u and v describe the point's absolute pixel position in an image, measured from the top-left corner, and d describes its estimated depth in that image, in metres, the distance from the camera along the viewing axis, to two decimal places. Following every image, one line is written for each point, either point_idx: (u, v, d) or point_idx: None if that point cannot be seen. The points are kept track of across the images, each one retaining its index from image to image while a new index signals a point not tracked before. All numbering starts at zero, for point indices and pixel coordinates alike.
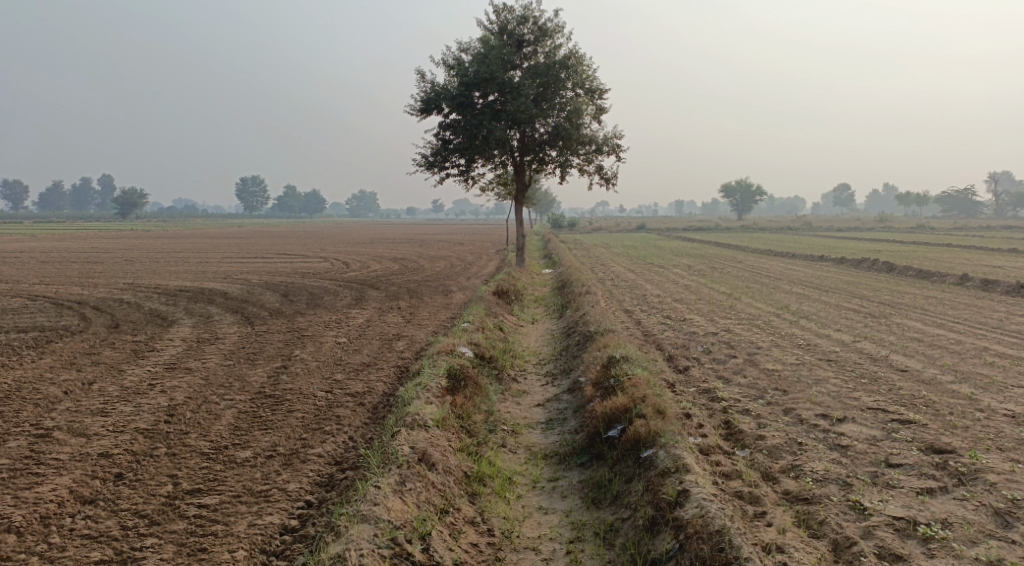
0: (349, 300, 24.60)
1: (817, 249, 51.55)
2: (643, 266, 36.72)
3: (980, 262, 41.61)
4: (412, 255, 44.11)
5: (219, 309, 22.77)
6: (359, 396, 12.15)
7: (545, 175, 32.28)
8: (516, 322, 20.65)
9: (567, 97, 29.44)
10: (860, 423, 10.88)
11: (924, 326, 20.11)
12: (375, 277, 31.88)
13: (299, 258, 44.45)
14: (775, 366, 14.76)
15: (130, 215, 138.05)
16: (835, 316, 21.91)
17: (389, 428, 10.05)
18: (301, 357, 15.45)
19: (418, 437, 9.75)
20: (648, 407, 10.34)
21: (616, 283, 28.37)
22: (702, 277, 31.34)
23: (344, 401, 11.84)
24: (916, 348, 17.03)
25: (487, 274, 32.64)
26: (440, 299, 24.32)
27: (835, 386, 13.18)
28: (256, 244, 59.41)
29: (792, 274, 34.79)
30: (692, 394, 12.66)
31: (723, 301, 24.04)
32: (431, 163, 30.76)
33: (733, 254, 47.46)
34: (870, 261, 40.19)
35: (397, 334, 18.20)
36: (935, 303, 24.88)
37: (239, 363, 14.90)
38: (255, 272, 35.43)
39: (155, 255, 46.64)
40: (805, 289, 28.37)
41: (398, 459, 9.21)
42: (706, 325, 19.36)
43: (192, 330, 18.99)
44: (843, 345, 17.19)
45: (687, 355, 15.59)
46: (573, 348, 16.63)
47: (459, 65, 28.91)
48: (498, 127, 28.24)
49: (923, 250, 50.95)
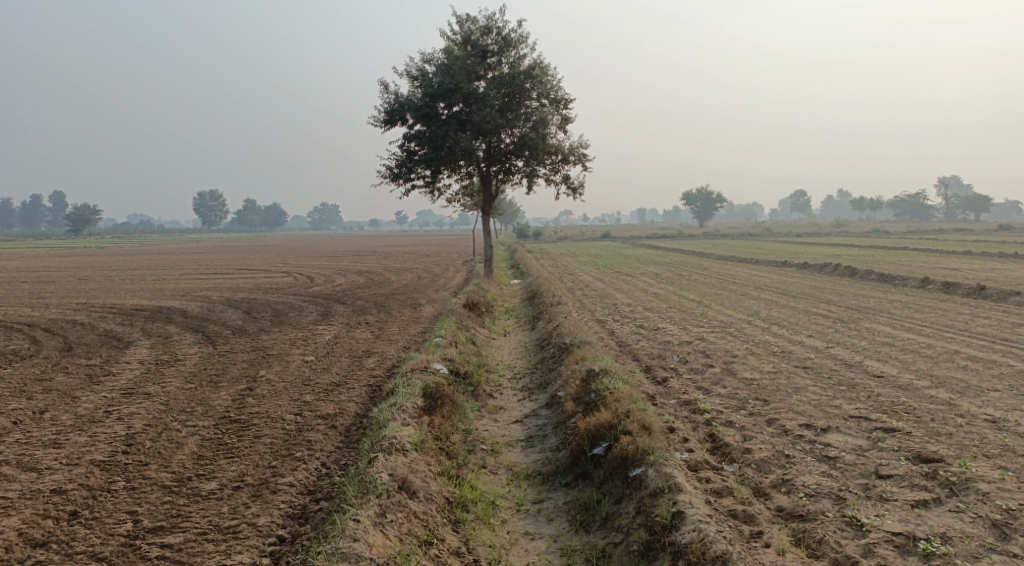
0: (315, 317, 24.08)
1: (780, 255, 51.91)
2: (610, 275, 36.60)
3: (940, 265, 42.17)
4: (377, 268, 43.57)
5: (179, 329, 22.12)
6: (330, 418, 11.70)
7: (511, 185, 32.03)
8: (487, 335, 20.30)
9: (531, 106, 29.26)
10: (845, 433, 10.72)
11: (894, 330, 20.15)
12: (340, 292, 31.34)
13: (261, 273, 43.70)
14: (753, 375, 14.59)
15: (84, 232, 135.19)
16: (806, 321, 21.90)
17: (365, 454, 9.62)
18: (267, 378, 14.95)
19: (397, 463, 9.36)
20: (633, 423, 10.06)
21: (586, 293, 28.17)
22: (669, 285, 31.28)
23: (314, 425, 11.37)
24: (890, 352, 17.00)
25: (454, 286, 32.26)
26: (408, 313, 23.90)
27: (815, 394, 13.02)
28: (215, 260, 58.36)
29: (759, 280, 34.89)
30: (673, 406, 12.41)
31: (693, 309, 23.93)
32: (396, 175, 30.33)
33: (698, 261, 47.62)
34: (833, 265, 40.48)
35: (366, 350, 17.77)
36: (902, 307, 25.02)
37: (202, 386, 14.37)
38: (215, 289, 34.67)
39: (112, 273, 45.55)
40: (773, 295, 28.42)
41: (377, 488, 8.81)
42: (680, 334, 19.19)
43: (151, 352, 18.36)
44: (817, 351, 17.10)
45: (664, 365, 15.37)
46: (548, 361, 16.33)
47: (423, 76, 28.56)
48: (463, 138, 27.95)
49: (882, 254, 51.59)
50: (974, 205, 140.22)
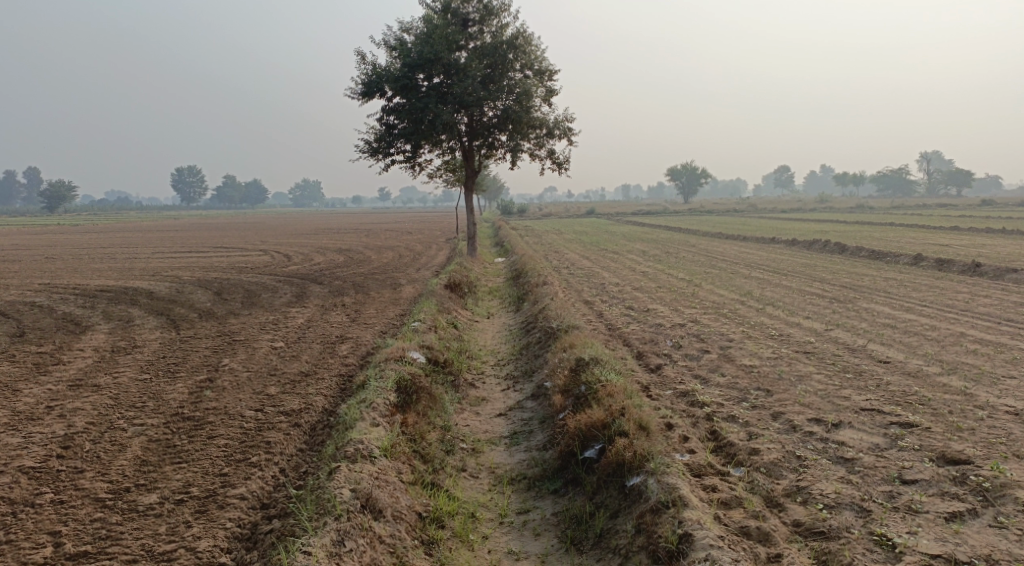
0: (289, 298, 22.97)
1: (766, 231, 50.96)
2: (596, 253, 35.59)
3: (929, 241, 41.37)
4: (357, 246, 42.29)
5: (142, 312, 20.92)
6: (294, 415, 10.68)
7: (494, 160, 30.86)
8: (469, 317, 19.26)
9: (515, 78, 28.05)
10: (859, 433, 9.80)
11: (893, 310, 19.23)
12: (316, 271, 30.18)
13: (237, 252, 42.42)
14: (752, 362, 13.63)
15: (61, 209, 132.73)
16: (801, 302, 20.95)
17: (327, 463, 8.60)
18: (230, 367, 13.86)
19: (362, 474, 8.34)
20: (629, 422, 9.08)
21: (571, 272, 27.14)
22: (657, 263, 30.30)
23: (276, 423, 10.37)
24: (893, 336, 16.06)
25: (435, 265, 31.14)
26: (387, 294, 22.82)
27: (821, 384, 12.07)
28: (191, 237, 56.85)
29: (748, 257, 33.97)
30: (669, 399, 11.44)
31: (683, 289, 22.97)
32: (375, 150, 29.08)
33: (685, 238, 46.66)
34: (822, 242, 39.60)
35: (339, 335, 16.69)
36: (897, 285, 24.15)
37: (157, 378, 13.25)
38: (187, 268, 33.43)
39: (82, 252, 43.98)
40: (764, 274, 27.46)
41: (336, 510, 7.81)
42: (671, 316, 18.23)
43: (109, 338, 17.20)
44: (816, 334, 16.15)
45: (657, 351, 14.38)
46: (533, 347, 15.33)
47: (401, 46, 27.26)
48: (444, 110, 26.74)
49: (868, 230, 50.72)
50: (956, 181, 140.08)
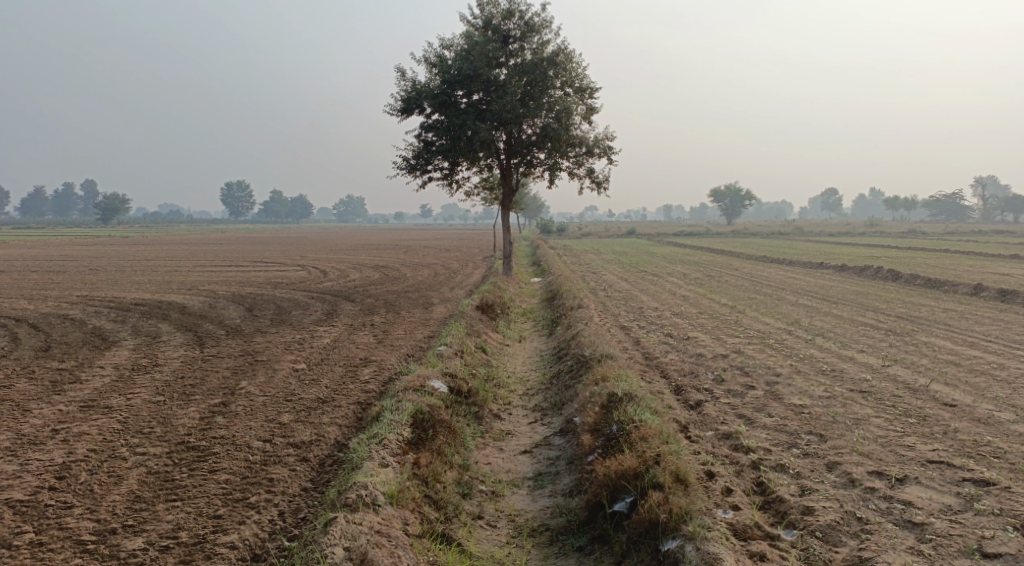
0: (318, 316, 22.35)
1: (813, 256, 49.46)
2: (636, 274, 34.55)
3: (987, 270, 39.64)
4: (394, 263, 41.74)
5: (169, 328, 20.44)
6: (304, 447, 9.94)
7: (533, 178, 30.09)
8: (500, 342, 18.40)
9: (555, 95, 27.30)
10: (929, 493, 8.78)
11: (954, 345, 17.93)
12: (350, 288, 29.60)
13: (275, 266, 42.14)
14: (802, 401, 12.52)
15: (112, 221, 135.10)
16: (853, 333, 19.73)
17: (324, 513, 7.89)
18: (246, 391, 13.12)
19: (362, 529, 7.59)
20: (664, 472, 8.18)
21: (609, 294, 26.19)
22: (699, 287, 29.18)
23: (283, 456, 9.63)
24: (956, 374, 14.83)
25: (471, 284, 30.41)
26: (418, 315, 22.09)
27: (881, 429, 10.98)
28: (233, 251, 57.05)
29: (795, 283, 32.67)
30: (710, 441, 10.48)
31: (726, 316, 21.84)
32: (412, 166, 28.50)
33: (729, 261, 45.38)
34: (873, 268, 38.10)
35: (363, 358, 15.94)
36: (956, 317, 22.75)
37: (171, 400, 12.58)
38: (223, 283, 33.12)
39: (124, 264, 44.06)
40: (812, 301, 26.21)
41: None
42: (713, 346, 17.18)
43: (130, 354, 16.67)
44: (872, 371, 14.99)
45: (698, 386, 13.37)
46: (564, 376, 14.41)
47: (441, 62, 26.71)
48: (483, 127, 26.09)
49: (920, 256, 48.91)
50: (1013, 207, 136.03)
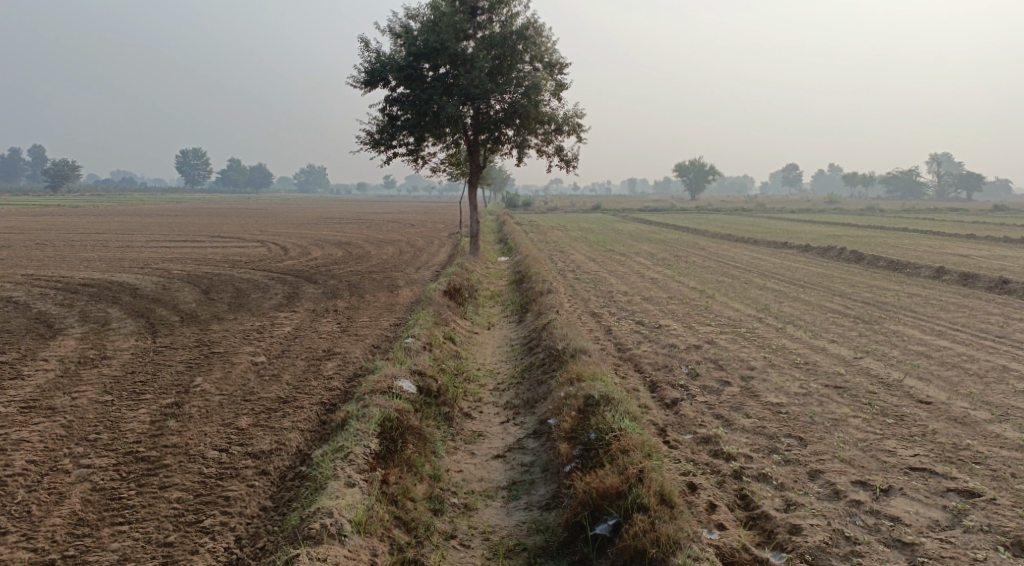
0: (279, 300, 21.63)
1: (777, 233, 49.48)
2: (603, 254, 34.14)
3: (948, 251, 39.93)
4: (357, 239, 40.80)
5: (123, 312, 19.59)
6: (262, 461, 9.58)
7: (500, 155, 29.48)
8: (468, 330, 17.90)
9: (523, 70, 26.70)
10: (905, 511, 8.78)
11: (924, 335, 17.80)
12: (312, 268, 28.82)
13: (233, 242, 40.94)
14: (780, 399, 12.21)
15: (63, 190, 131.12)
16: (823, 321, 19.53)
17: (286, 546, 8.22)
18: (202, 390, 12.38)
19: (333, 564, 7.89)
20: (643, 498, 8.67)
21: (577, 276, 25.76)
22: (666, 268, 28.91)
23: (240, 469, 9.41)
24: (930, 368, 14.67)
25: (436, 265, 29.78)
26: (383, 299, 21.49)
27: (861, 432, 10.70)
28: (189, 224, 55.38)
29: (761, 264, 32.53)
30: (688, 446, 10.20)
31: (696, 301, 21.54)
32: (376, 142, 27.73)
33: (694, 239, 45.18)
34: (837, 248, 38.14)
35: (327, 350, 15.36)
36: (923, 303, 22.71)
37: (120, 400, 11.85)
38: (180, 261, 32.04)
39: (74, 238, 42.43)
40: (780, 285, 26.05)
41: None
42: (685, 336, 16.86)
43: (81, 344, 15.92)
44: (846, 364, 14.81)
45: (672, 382, 13.00)
46: (536, 371, 13.93)
47: (406, 34, 25.90)
48: (450, 103, 25.43)
49: (882, 236, 49.12)
50: (967, 184, 138.02)
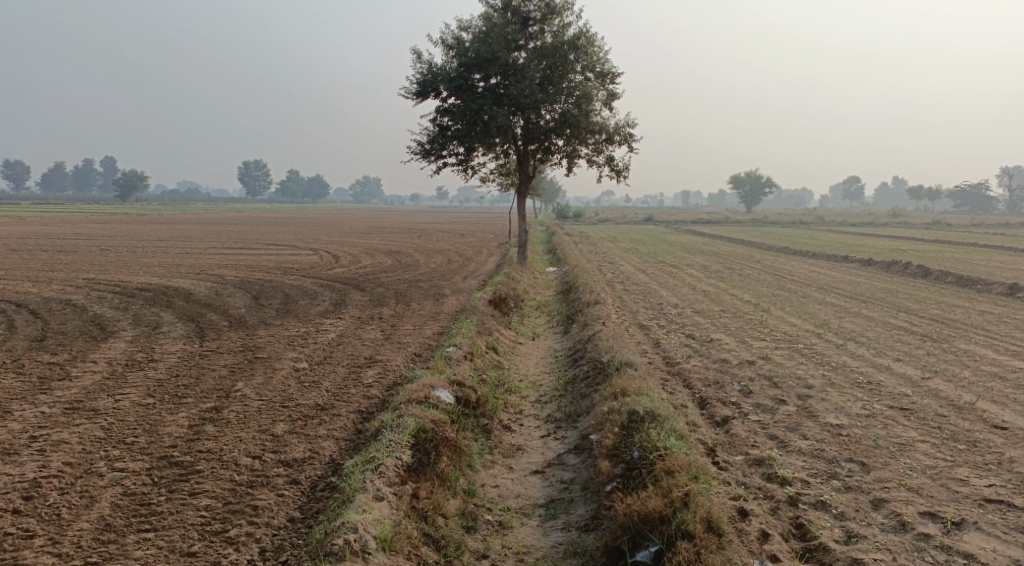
0: (326, 306, 21.52)
1: (837, 247, 48.01)
2: (655, 266, 33.45)
3: (1018, 267, 38.20)
4: (409, 248, 40.74)
5: (172, 317, 19.65)
6: (293, 470, 9.32)
7: (551, 165, 29.07)
8: (512, 340, 17.46)
9: (575, 80, 26.25)
10: (976, 550, 8.13)
11: (995, 355, 16.77)
12: (361, 276, 28.74)
13: (287, 249, 41.27)
14: (839, 420, 11.49)
15: (131, 198, 134.91)
16: (886, 338, 18.59)
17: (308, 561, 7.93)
18: (242, 395, 12.15)
19: None
20: (687, 527, 8.20)
21: (628, 288, 25.16)
22: (720, 281, 28.11)
23: (269, 479, 9.14)
24: (1003, 391, 13.74)
25: (485, 274, 29.47)
26: (429, 307, 21.21)
27: (929, 458, 9.96)
28: (246, 231, 56.21)
29: (820, 278, 31.47)
30: (740, 468, 9.63)
31: (751, 315, 20.76)
32: (426, 151, 27.57)
33: (750, 252, 44.10)
34: (900, 263, 36.75)
35: (368, 357, 15.07)
36: (993, 322, 21.54)
37: (161, 403, 11.69)
38: (233, 267, 32.32)
39: (134, 244, 43.27)
40: (839, 300, 25.06)
41: None
42: (738, 350, 16.17)
43: (128, 347, 15.93)
44: (911, 384, 13.96)
45: (724, 399, 12.36)
46: (580, 384, 13.41)
47: (457, 44, 25.69)
48: (500, 114, 25.13)
49: (949, 252, 47.31)
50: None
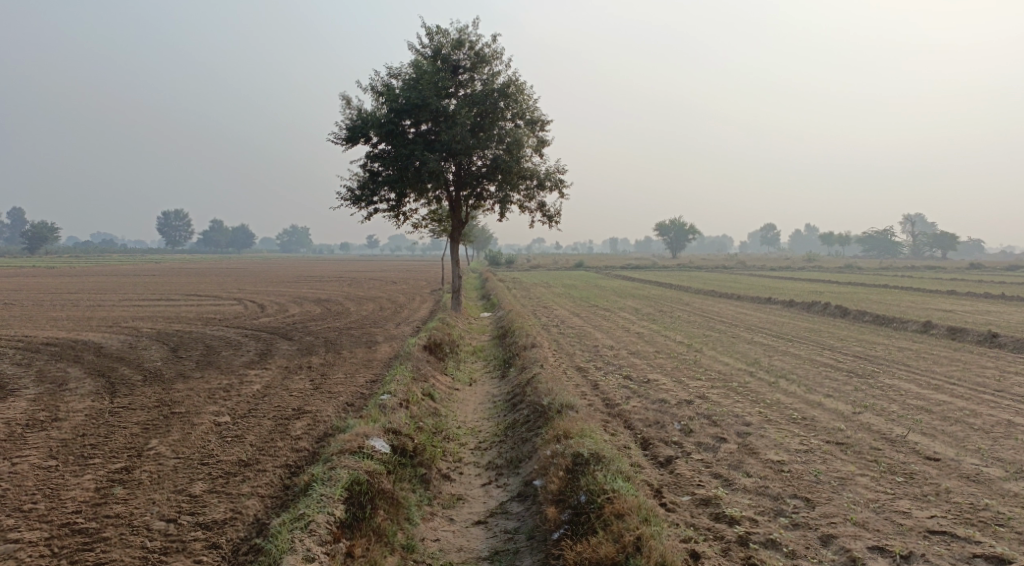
0: (251, 357, 20.68)
1: (760, 290, 49.04)
2: (586, 309, 33.50)
3: (930, 305, 39.58)
4: (337, 296, 39.88)
5: (83, 372, 18.54)
6: (214, 538, 8.81)
7: (483, 211, 28.98)
8: (448, 386, 17.02)
9: (506, 127, 26.32)
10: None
11: (921, 388, 17.11)
12: (288, 325, 27.89)
13: (209, 300, 39.90)
14: (781, 456, 11.42)
15: (41, 250, 129.64)
16: (815, 375, 18.82)
17: None
18: (157, 453, 11.41)
19: None
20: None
21: (562, 331, 25.03)
22: (652, 323, 28.25)
23: (188, 550, 8.62)
24: (932, 423, 13.94)
25: (417, 320, 28.98)
26: (361, 355, 20.61)
27: (871, 491, 9.94)
28: (166, 282, 54.30)
29: (747, 319, 31.96)
30: (687, 509, 9.44)
31: (684, 355, 20.80)
32: (357, 197, 27.13)
33: (677, 295, 44.64)
34: (822, 303, 37.67)
35: (297, 408, 14.42)
36: (915, 357, 22.08)
37: (65, 465, 10.87)
38: (151, 319, 31.00)
39: (44, 298, 41.19)
40: (768, 339, 25.40)
41: None
42: (675, 390, 16.09)
43: (34, 405, 14.89)
44: (845, 419, 14.06)
45: (665, 439, 12.18)
46: (520, 429, 13.06)
47: (388, 91, 25.50)
48: (432, 160, 24.98)
49: (865, 292, 48.82)
50: (942, 242, 139.45)
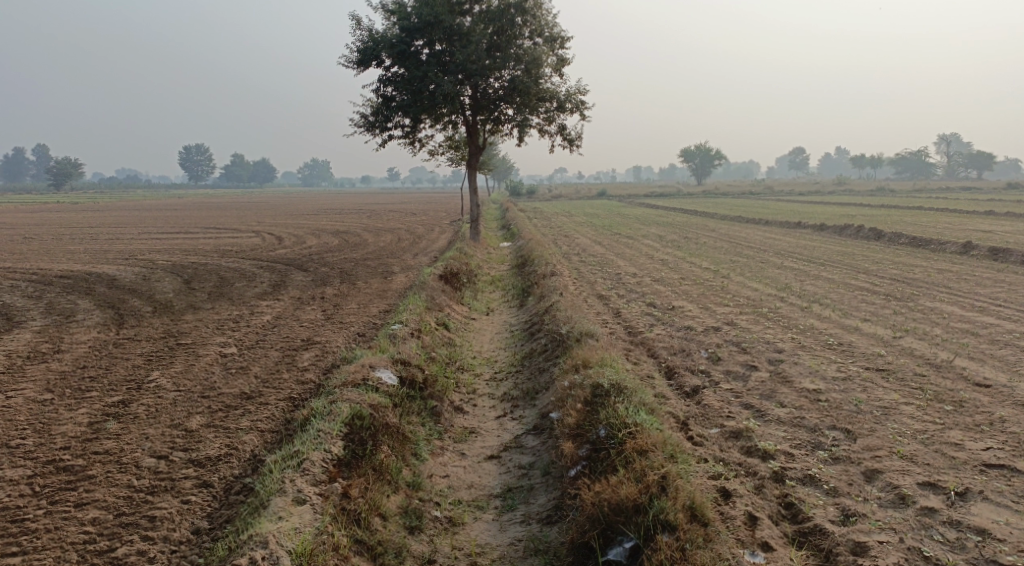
0: (263, 288, 20.06)
1: (790, 214, 47.62)
2: (610, 237, 32.53)
3: (968, 227, 38.09)
4: (356, 228, 39.14)
5: (91, 304, 18.02)
6: (205, 479, 8.24)
7: (501, 136, 27.89)
8: (465, 316, 16.32)
9: (523, 46, 25.02)
10: (986, 523, 7.45)
11: (964, 311, 16.14)
12: (304, 256, 27.23)
13: (227, 233, 39.31)
14: (817, 384, 10.62)
15: (66, 187, 129.84)
16: (850, 299, 17.86)
17: None
18: (156, 386, 10.82)
19: None
20: (665, 518, 7.36)
21: (584, 259, 24.16)
22: (677, 249, 27.29)
23: (176, 491, 8.08)
24: (979, 347, 13.05)
25: (435, 250, 28.22)
26: (376, 285, 19.93)
27: (919, 421, 9.15)
28: (186, 217, 53.77)
29: (776, 244, 30.83)
30: (716, 442, 8.74)
31: (711, 281, 19.91)
32: (370, 124, 26.12)
33: (704, 222, 43.43)
34: (854, 227, 36.32)
35: (305, 339, 13.79)
36: (955, 279, 21.01)
37: (59, 399, 10.31)
38: (167, 251, 30.52)
39: (63, 232, 40.80)
40: (799, 263, 24.40)
41: None
42: (702, 317, 15.27)
43: (36, 337, 14.39)
44: (884, 344, 13.20)
45: (692, 368, 11.40)
46: (538, 358, 12.36)
47: (399, 9, 24.21)
48: (446, 82, 23.83)
49: (899, 215, 47.23)
50: (977, 165, 135.54)
